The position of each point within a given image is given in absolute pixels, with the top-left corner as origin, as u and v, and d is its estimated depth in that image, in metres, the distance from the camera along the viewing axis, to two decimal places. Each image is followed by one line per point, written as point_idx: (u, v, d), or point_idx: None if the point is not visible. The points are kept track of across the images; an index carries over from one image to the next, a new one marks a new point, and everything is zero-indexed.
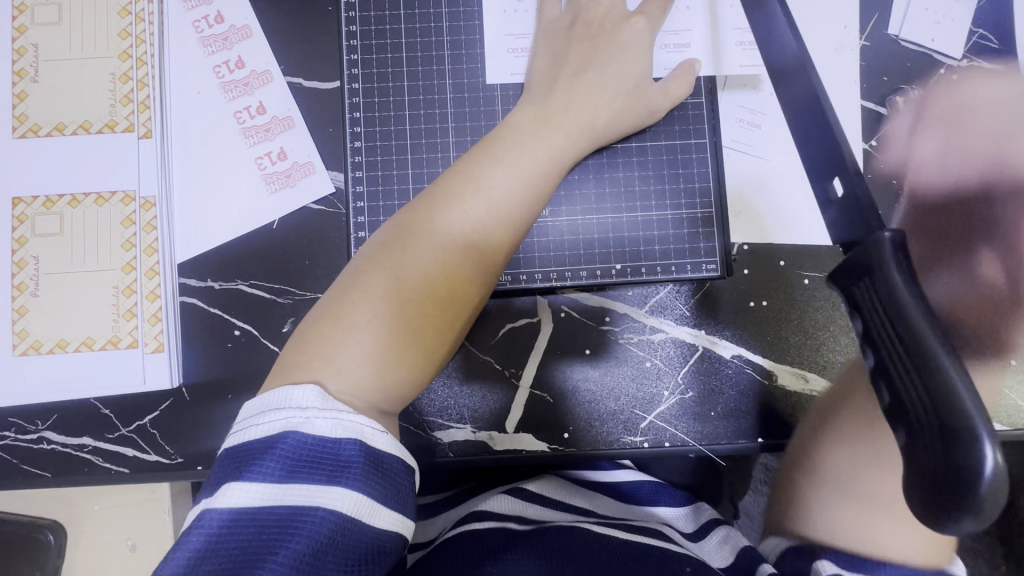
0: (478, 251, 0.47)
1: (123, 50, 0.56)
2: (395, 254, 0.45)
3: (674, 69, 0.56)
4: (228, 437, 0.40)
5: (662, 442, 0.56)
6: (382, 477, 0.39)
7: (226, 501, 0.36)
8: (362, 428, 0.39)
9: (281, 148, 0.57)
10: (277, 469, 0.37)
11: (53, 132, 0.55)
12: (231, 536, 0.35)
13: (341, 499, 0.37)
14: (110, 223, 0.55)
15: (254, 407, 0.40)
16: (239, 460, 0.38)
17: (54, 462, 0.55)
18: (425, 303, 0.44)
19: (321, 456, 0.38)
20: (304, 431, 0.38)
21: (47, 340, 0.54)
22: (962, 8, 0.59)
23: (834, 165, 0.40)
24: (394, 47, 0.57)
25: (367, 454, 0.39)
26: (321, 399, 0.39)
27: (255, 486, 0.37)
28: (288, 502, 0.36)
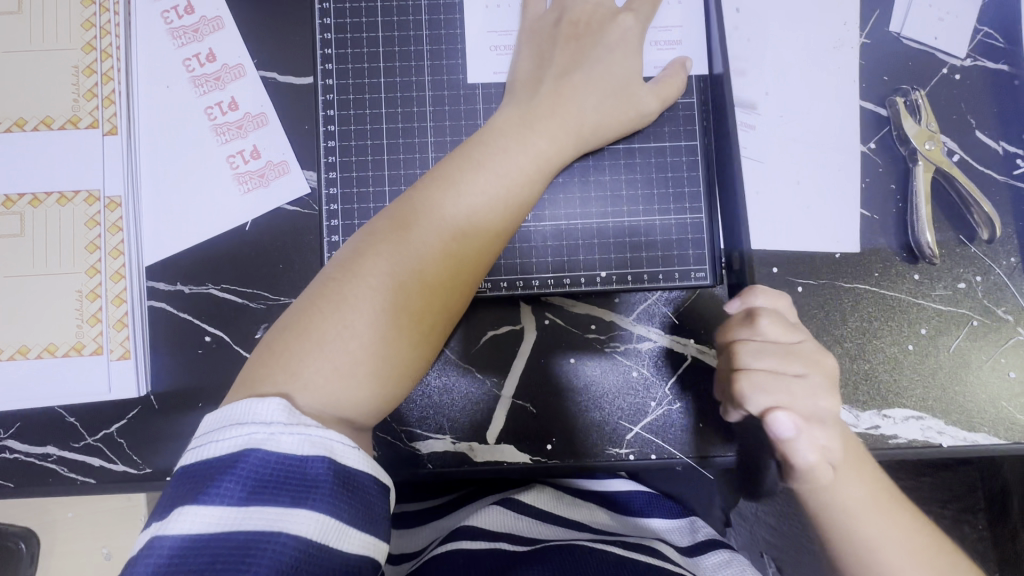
0: (458, 261, 0.45)
1: (86, 41, 0.53)
2: (371, 263, 0.43)
3: (665, 67, 0.54)
4: (185, 455, 0.37)
5: (648, 455, 0.54)
6: (353, 497, 0.37)
7: (180, 525, 0.34)
8: (331, 444, 0.37)
9: (253, 146, 0.54)
10: (238, 490, 0.35)
11: (14, 127, 0.53)
12: (184, 564, 0.33)
13: (306, 522, 0.35)
14: (73, 224, 0.52)
15: (214, 423, 0.38)
16: (196, 479, 0.36)
17: (17, 472, 0.53)
18: (400, 316, 0.42)
19: (286, 474, 0.36)
20: (268, 448, 0.36)
21: (9, 346, 0.52)
22: (965, 5, 0.57)
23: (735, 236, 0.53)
24: (371, 41, 0.54)
25: (336, 472, 0.37)
26: (287, 415, 0.37)
27: (212, 508, 0.34)
28: (248, 526, 0.34)
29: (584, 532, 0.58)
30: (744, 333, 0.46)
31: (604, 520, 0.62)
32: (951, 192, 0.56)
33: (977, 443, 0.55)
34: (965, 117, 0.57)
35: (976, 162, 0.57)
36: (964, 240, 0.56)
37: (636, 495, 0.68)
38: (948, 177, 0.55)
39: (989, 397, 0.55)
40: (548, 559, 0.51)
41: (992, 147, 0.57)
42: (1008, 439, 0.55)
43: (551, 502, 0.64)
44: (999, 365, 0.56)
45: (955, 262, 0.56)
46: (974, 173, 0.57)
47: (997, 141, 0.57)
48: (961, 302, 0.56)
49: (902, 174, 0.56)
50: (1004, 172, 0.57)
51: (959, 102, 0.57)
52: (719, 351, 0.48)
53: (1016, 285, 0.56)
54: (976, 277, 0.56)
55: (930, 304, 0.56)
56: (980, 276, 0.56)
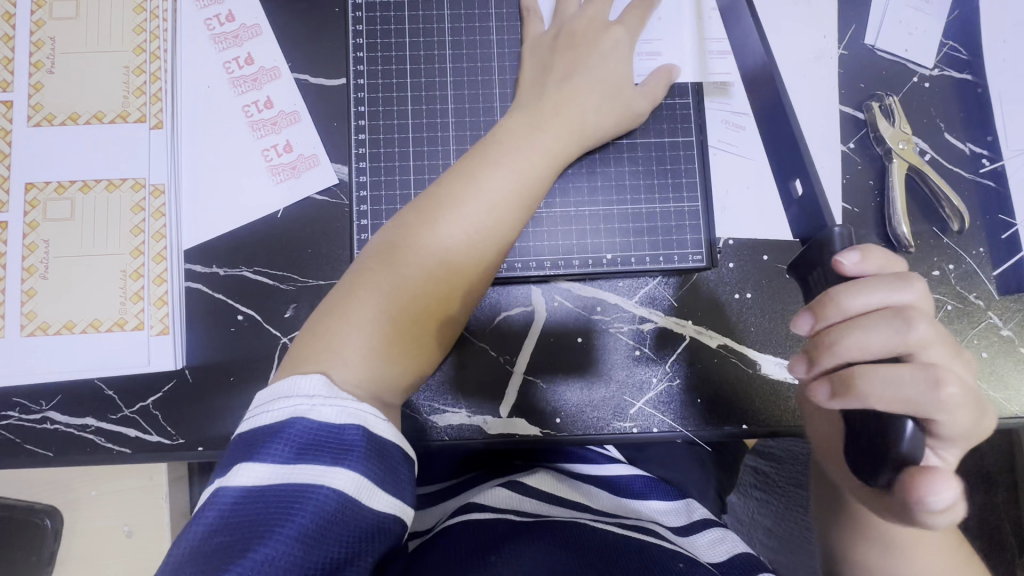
0: (479, 250, 0.49)
1: (137, 44, 0.58)
2: (405, 254, 0.47)
3: (649, 74, 0.59)
4: (242, 424, 0.42)
5: (650, 428, 0.58)
6: (384, 461, 0.41)
7: (238, 479, 0.38)
8: (365, 415, 0.41)
9: (287, 141, 0.59)
10: (285, 452, 0.39)
11: (67, 121, 0.57)
12: (242, 511, 0.37)
13: (344, 481, 0.38)
14: (119, 209, 0.57)
15: (264, 397, 0.42)
16: (250, 443, 0.40)
17: (57, 442, 0.56)
18: (426, 296, 0.47)
19: (326, 440, 0.39)
20: (310, 418, 0.40)
21: (55, 322, 0.56)
22: (932, 21, 0.63)
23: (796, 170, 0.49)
24: (398, 46, 0.60)
25: (368, 439, 0.40)
26: (326, 388, 0.41)
27: (264, 467, 0.38)
28: (294, 482, 0.38)
29: (588, 512, 0.62)
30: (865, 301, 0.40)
31: (605, 502, 0.66)
32: (924, 187, 0.61)
33: None
34: (936, 120, 0.62)
35: (945, 160, 0.62)
36: (938, 231, 0.61)
37: (634, 479, 0.72)
38: (920, 173, 0.61)
39: None
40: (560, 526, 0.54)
41: (960, 147, 0.62)
42: None
43: (554, 483, 0.67)
44: (972, 346, 0.60)
45: (930, 252, 0.61)
46: (944, 170, 0.62)
47: (964, 142, 0.62)
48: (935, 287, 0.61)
49: (879, 171, 0.62)
50: (971, 170, 0.62)
51: (929, 107, 0.63)
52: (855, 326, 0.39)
53: (985, 272, 0.61)
54: (949, 265, 0.61)
55: None
56: (953, 264, 0.61)
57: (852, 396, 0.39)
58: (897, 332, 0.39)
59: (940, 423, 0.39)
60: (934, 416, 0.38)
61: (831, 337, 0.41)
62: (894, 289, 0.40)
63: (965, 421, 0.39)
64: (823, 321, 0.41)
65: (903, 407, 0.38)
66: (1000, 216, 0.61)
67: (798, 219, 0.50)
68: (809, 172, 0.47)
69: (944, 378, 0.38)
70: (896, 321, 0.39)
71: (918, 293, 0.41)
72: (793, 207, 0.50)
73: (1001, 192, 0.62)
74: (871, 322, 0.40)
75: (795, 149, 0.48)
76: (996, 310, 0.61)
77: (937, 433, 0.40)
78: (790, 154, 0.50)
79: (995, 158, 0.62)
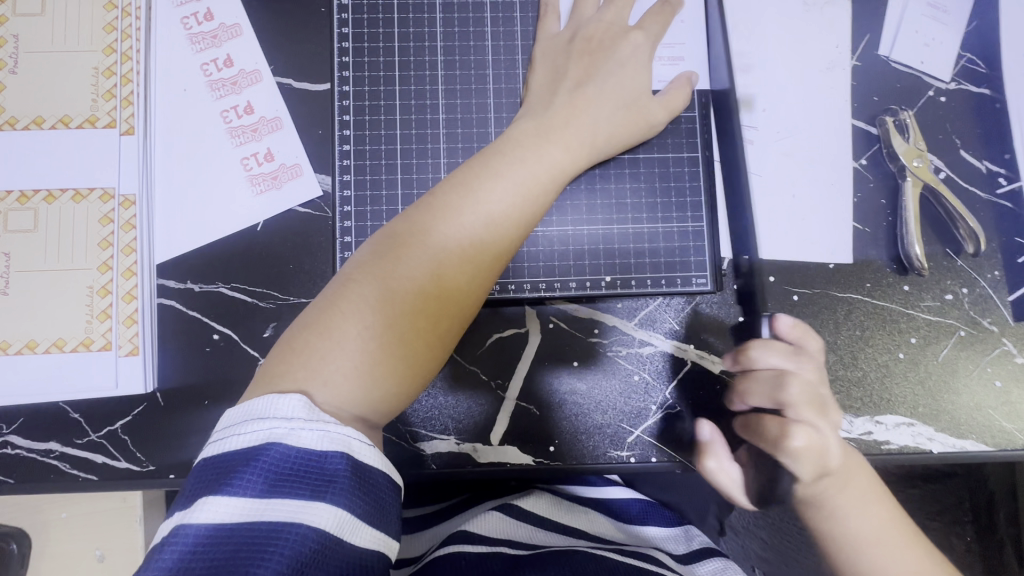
0: (479, 265, 0.46)
1: (107, 44, 0.55)
2: (398, 271, 0.43)
3: (671, 81, 0.56)
4: (208, 447, 0.38)
5: (648, 458, 0.56)
6: (368, 493, 0.37)
7: (203, 513, 0.34)
8: (350, 441, 0.37)
9: (268, 149, 0.56)
10: (260, 482, 0.35)
11: (31, 126, 0.54)
12: (207, 551, 0.33)
13: (324, 516, 0.35)
14: (87, 221, 0.53)
15: (236, 416, 0.38)
16: (219, 471, 0.36)
17: (18, 468, 0.52)
18: (419, 318, 0.43)
19: (305, 469, 0.36)
20: (288, 443, 0.36)
21: (16, 341, 0.52)
22: (950, 32, 0.60)
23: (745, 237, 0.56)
24: (386, 50, 0.56)
25: (353, 468, 0.37)
26: (307, 411, 0.38)
27: (234, 499, 0.35)
28: (269, 517, 0.34)
29: (583, 540, 0.59)
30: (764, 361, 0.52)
31: (602, 526, 0.63)
32: (938, 207, 0.58)
33: (964, 449, 0.57)
34: (951, 137, 0.60)
35: (962, 179, 0.59)
36: (951, 253, 0.58)
37: (630, 502, 0.70)
38: (935, 193, 0.58)
39: (977, 406, 0.57)
40: (554, 564, 0.51)
41: (976, 165, 0.59)
42: (994, 446, 0.57)
43: (549, 508, 0.65)
44: (985, 374, 0.58)
45: (943, 275, 0.58)
46: (960, 190, 0.59)
47: (981, 160, 0.59)
48: (949, 311, 0.58)
49: (892, 189, 0.59)
50: (988, 190, 0.59)
51: (945, 123, 0.60)
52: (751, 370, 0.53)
53: (1000, 297, 0.58)
54: (962, 289, 0.58)
55: (919, 314, 0.58)
56: (966, 288, 0.58)
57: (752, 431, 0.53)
58: (773, 388, 0.51)
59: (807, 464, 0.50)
60: (789, 459, 0.50)
61: (741, 381, 0.54)
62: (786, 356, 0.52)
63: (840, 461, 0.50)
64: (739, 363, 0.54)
65: (771, 447, 0.51)
66: (1017, 239, 0.59)
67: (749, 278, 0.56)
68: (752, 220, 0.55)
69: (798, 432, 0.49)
70: (776, 380, 0.51)
71: (803, 365, 0.52)
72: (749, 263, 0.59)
73: (1018, 213, 0.59)
74: (761, 376, 0.52)
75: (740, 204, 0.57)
76: (1012, 337, 0.58)
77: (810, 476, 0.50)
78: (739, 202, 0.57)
79: (1013, 178, 0.59)
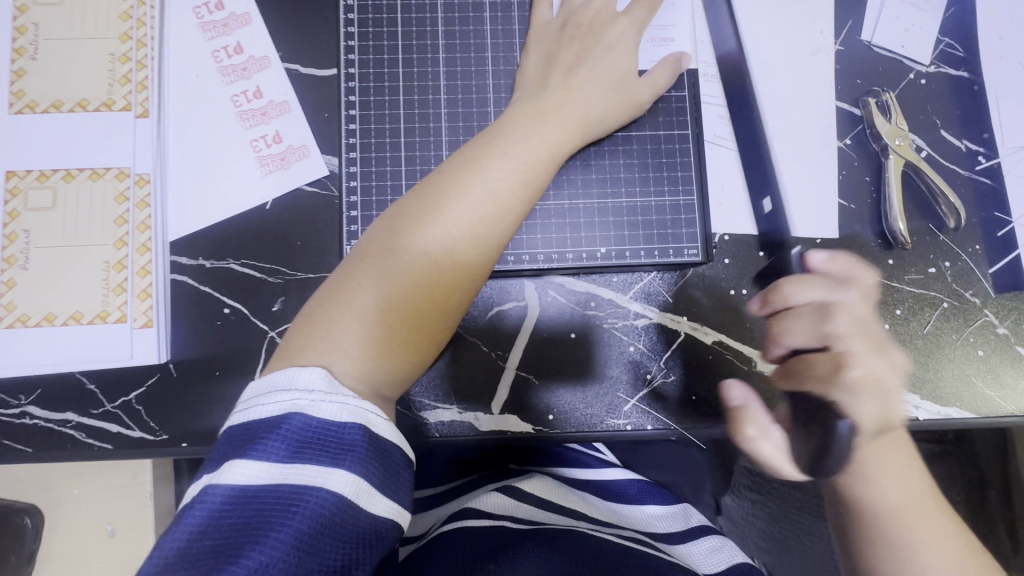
0: (489, 241, 0.48)
1: (123, 32, 0.57)
2: (407, 246, 0.46)
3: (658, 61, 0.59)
4: (233, 417, 0.40)
5: (644, 426, 0.58)
6: (383, 464, 0.39)
7: (229, 476, 0.36)
8: (367, 414, 0.40)
9: (276, 131, 0.58)
10: (282, 449, 0.37)
11: (50, 109, 0.56)
12: (234, 511, 0.35)
13: (342, 482, 0.37)
14: (103, 199, 0.55)
15: (259, 388, 0.40)
16: (243, 439, 0.38)
17: (36, 438, 0.54)
18: (434, 290, 0.45)
19: (325, 438, 0.38)
20: (309, 414, 0.38)
21: (34, 314, 0.54)
22: (929, 17, 0.63)
23: (761, 191, 0.61)
24: (390, 36, 0.59)
25: (369, 439, 0.39)
26: (327, 384, 0.40)
27: (259, 463, 0.37)
28: (292, 481, 0.36)
29: (583, 520, 0.60)
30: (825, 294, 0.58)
31: (601, 508, 0.65)
32: (920, 184, 0.61)
33: (949, 417, 0.59)
34: (931, 117, 0.62)
35: (942, 157, 0.62)
36: (934, 228, 0.60)
37: (629, 484, 0.72)
38: (917, 170, 0.60)
39: (960, 376, 0.59)
40: (554, 543, 0.52)
41: (956, 144, 0.62)
42: (977, 414, 0.59)
43: (551, 490, 0.66)
44: (968, 345, 0.60)
45: (926, 249, 0.60)
46: (941, 168, 0.62)
47: (961, 139, 0.62)
48: (932, 283, 0.60)
49: (876, 167, 0.61)
50: (967, 167, 0.62)
51: (925, 104, 0.62)
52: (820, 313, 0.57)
53: (981, 270, 0.61)
54: (945, 262, 0.60)
55: (904, 286, 0.60)
56: (949, 262, 0.60)
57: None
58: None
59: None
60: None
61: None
62: (837, 288, 0.42)
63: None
64: (784, 307, 0.42)
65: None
66: (996, 214, 0.61)
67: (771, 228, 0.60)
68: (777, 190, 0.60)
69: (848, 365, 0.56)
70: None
71: (832, 305, 0.46)
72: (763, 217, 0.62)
73: (997, 189, 0.61)
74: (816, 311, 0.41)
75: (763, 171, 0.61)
76: (993, 309, 0.60)
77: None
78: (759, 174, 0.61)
79: (991, 156, 0.62)
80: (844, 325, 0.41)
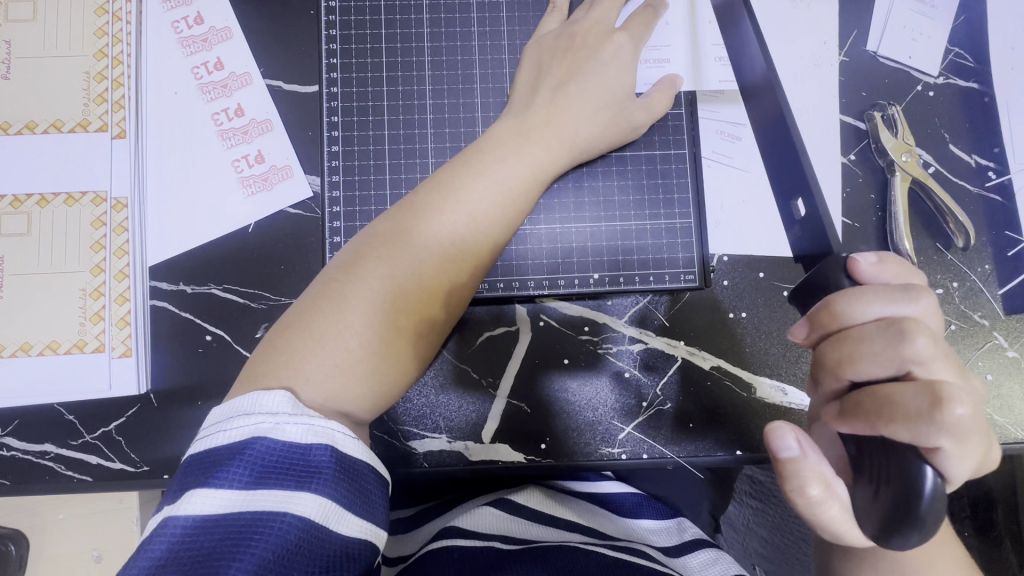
0: (465, 258, 0.46)
1: (98, 49, 0.55)
2: (374, 270, 0.43)
3: (655, 84, 0.55)
4: (195, 444, 0.37)
5: (640, 454, 0.56)
6: (354, 483, 0.37)
7: (190, 506, 0.34)
8: (335, 434, 0.38)
9: (258, 151, 0.56)
10: (246, 474, 0.35)
11: (24, 130, 0.54)
12: (195, 542, 0.33)
13: (309, 506, 0.35)
14: (80, 224, 0.54)
15: (221, 413, 0.38)
16: (204, 466, 0.36)
17: (14, 469, 0.53)
18: (400, 317, 0.43)
19: (290, 462, 0.36)
20: (273, 437, 0.36)
21: (10, 343, 0.53)
22: (938, 27, 0.60)
23: (796, 188, 0.43)
24: (374, 52, 0.57)
25: (339, 461, 0.37)
26: (291, 406, 0.38)
27: (221, 491, 0.34)
28: (256, 508, 0.34)
29: (577, 534, 0.58)
30: (892, 306, 0.34)
31: (595, 520, 0.63)
32: (927, 202, 0.58)
33: None
34: (940, 131, 0.60)
35: (951, 173, 0.59)
36: (941, 247, 0.58)
37: (626, 496, 0.70)
38: (924, 187, 0.58)
39: None
40: (544, 561, 0.50)
41: (966, 159, 0.59)
42: None
43: (543, 501, 0.65)
44: (977, 368, 0.58)
45: (933, 269, 0.58)
46: (949, 184, 0.59)
47: (970, 154, 0.59)
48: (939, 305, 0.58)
49: (881, 185, 0.59)
50: (977, 184, 0.59)
51: (933, 117, 0.60)
52: (839, 336, 0.35)
53: (990, 291, 0.58)
54: (953, 282, 0.58)
55: None
56: (957, 282, 0.58)
57: (861, 417, 0.34)
58: (893, 345, 0.34)
59: (947, 455, 0.32)
60: (937, 441, 0.32)
61: (830, 349, 0.36)
62: (898, 300, 0.34)
63: (975, 458, 0.32)
64: (823, 329, 0.36)
65: (905, 430, 0.32)
66: (1007, 232, 0.59)
67: (801, 241, 0.44)
68: (814, 190, 0.41)
69: (949, 395, 0.31)
70: (892, 333, 0.34)
71: (928, 308, 0.35)
72: (794, 229, 0.44)
73: (1008, 206, 0.59)
74: (866, 334, 0.35)
75: (796, 164, 0.43)
76: (1003, 330, 0.58)
77: (944, 472, 0.33)
78: (791, 167, 0.44)
79: (1002, 171, 0.59)
80: (920, 347, 0.33)
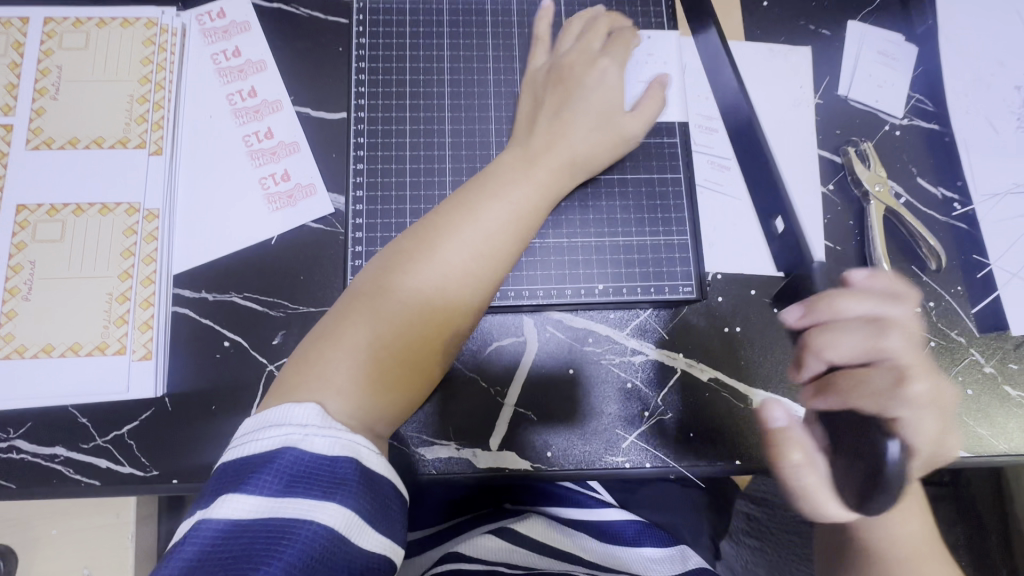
0: (482, 275, 0.49)
1: (143, 74, 0.60)
2: (401, 281, 0.46)
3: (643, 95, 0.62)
4: (227, 453, 0.39)
5: (643, 463, 0.57)
6: (375, 497, 0.39)
7: (221, 512, 0.35)
8: (360, 447, 0.39)
9: (285, 170, 0.60)
10: (275, 483, 0.36)
11: (66, 145, 0.58)
12: (224, 547, 0.34)
13: (334, 516, 0.36)
14: (111, 233, 0.57)
15: (253, 424, 0.40)
16: (236, 474, 0.38)
17: (21, 473, 0.53)
18: (428, 327, 0.46)
19: (317, 473, 0.37)
20: (302, 448, 0.38)
21: (32, 345, 0.54)
22: (900, 75, 0.68)
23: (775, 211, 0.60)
24: (399, 83, 0.62)
25: (361, 474, 0.39)
26: (321, 418, 0.39)
27: (251, 497, 0.36)
28: (283, 516, 0.35)
29: (581, 565, 0.59)
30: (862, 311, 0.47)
31: (598, 554, 0.63)
32: (901, 228, 0.64)
33: None
34: (908, 166, 0.66)
35: (920, 203, 0.65)
36: (917, 269, 0.63)
37: (627, 525, 0.71)
38: (896, 215, 0.63)
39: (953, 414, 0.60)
40: None
41: (933, 192, 0.65)
42: (971, 452, 0.59)
43: (548, 532, 0.66)
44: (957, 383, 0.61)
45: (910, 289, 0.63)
46: (920, 213, 0.65)
47: (936, 187, 0.66)
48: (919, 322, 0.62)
49: (858, 213, 0.64)
50: (944, 213, 0.65)
51: (901, 154, 0.66)
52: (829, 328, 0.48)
53: (964, 310, 0.63)
54: (929, 302, 0.62)
55: None
56: (933, 302, 0.62)
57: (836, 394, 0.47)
58: (870, 336, 0.46)
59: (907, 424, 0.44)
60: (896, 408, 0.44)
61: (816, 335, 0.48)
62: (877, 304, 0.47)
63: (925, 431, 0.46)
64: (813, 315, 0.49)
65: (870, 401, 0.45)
66: (975, 257, 0.64)
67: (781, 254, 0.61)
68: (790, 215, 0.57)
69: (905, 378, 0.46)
70: (872, 327, 0.46)
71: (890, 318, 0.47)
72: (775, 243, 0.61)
73: (974, 233, 0.64)
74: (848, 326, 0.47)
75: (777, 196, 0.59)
76: (979, 347, 0.62)
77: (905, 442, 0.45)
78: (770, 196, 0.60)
79: (966, 203, 0.65)
80: None
